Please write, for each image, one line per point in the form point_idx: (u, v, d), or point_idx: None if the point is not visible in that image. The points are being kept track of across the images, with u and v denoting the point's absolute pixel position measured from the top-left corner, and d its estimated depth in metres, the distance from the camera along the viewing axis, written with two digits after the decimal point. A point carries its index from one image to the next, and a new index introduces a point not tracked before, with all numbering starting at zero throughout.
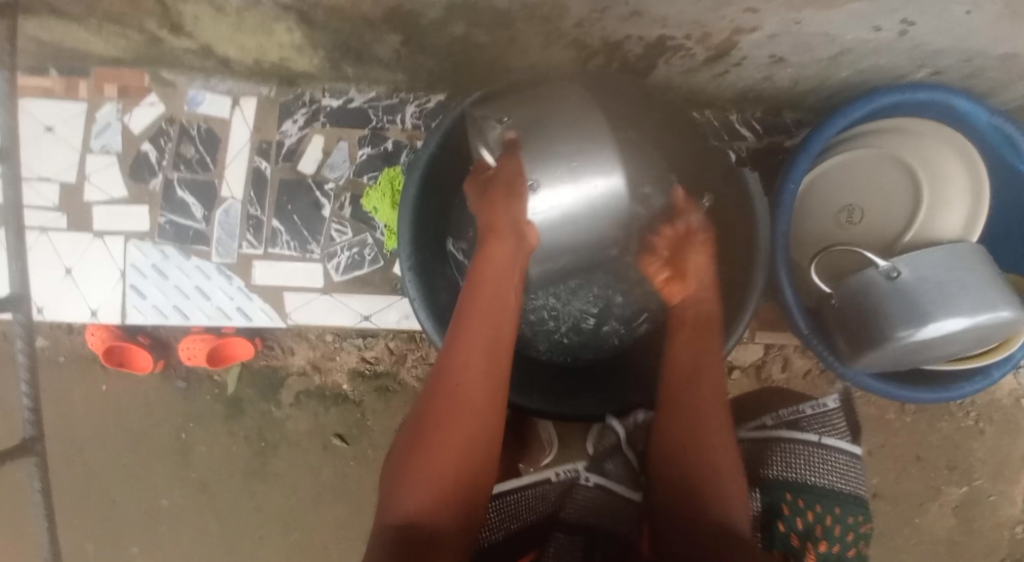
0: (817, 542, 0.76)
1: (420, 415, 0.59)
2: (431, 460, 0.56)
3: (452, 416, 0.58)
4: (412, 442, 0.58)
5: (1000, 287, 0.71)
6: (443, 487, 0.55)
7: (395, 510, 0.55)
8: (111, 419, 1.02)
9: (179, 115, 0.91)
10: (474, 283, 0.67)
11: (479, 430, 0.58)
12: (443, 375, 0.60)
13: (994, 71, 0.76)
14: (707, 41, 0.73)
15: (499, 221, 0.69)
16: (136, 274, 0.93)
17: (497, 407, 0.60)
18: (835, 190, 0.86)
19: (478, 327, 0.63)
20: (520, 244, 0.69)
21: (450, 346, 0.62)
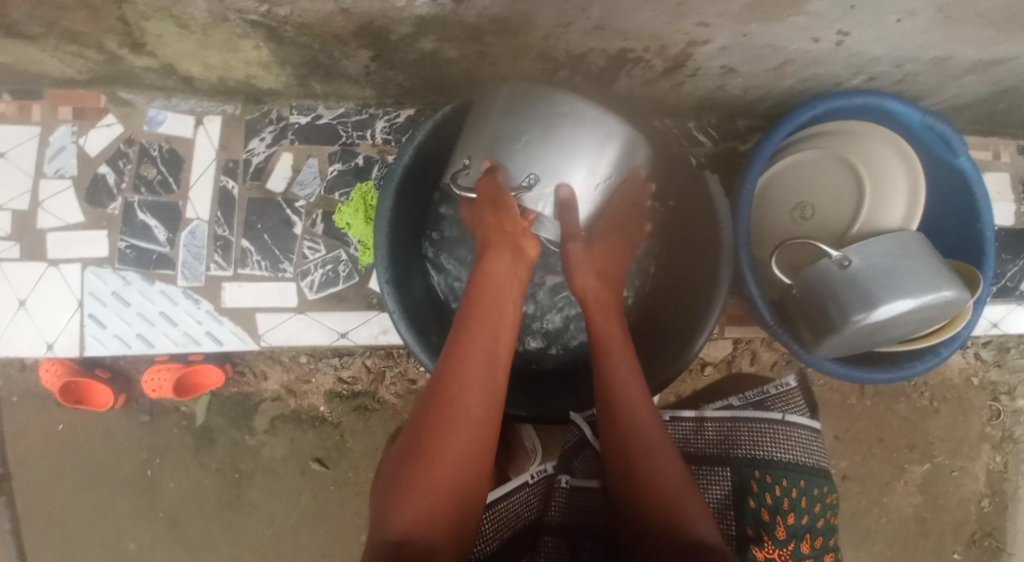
0: (785, 514, 0.80)
1: (416, 425, 0.56)
2: (428, 470, 0.53)
3: (450, 426, 0.55)
4: (410, 450, 0.55)
5: (944, 269, 0.76)
6: (437, 499, 0.53)
7: (387, 524, 0.51)
8: (70, 458, 0.96)
9: (138, 135, 0.89)
10: (472, 296, 0.65)
11: (477, 440, 0.56)
12: (440, 384, 0.58)
13: (924, 75, 0.82)
14: (665, 52, 0.76)
15: (493, 235, 0.68)
16: (94, 302, 0.90)
17: (494, 415, 0.58)
18: (788, 189, 0.91)
19: (477, 340, 0.61)
20: (516, 255, 0.68)
21: (448, 355, 0.60)
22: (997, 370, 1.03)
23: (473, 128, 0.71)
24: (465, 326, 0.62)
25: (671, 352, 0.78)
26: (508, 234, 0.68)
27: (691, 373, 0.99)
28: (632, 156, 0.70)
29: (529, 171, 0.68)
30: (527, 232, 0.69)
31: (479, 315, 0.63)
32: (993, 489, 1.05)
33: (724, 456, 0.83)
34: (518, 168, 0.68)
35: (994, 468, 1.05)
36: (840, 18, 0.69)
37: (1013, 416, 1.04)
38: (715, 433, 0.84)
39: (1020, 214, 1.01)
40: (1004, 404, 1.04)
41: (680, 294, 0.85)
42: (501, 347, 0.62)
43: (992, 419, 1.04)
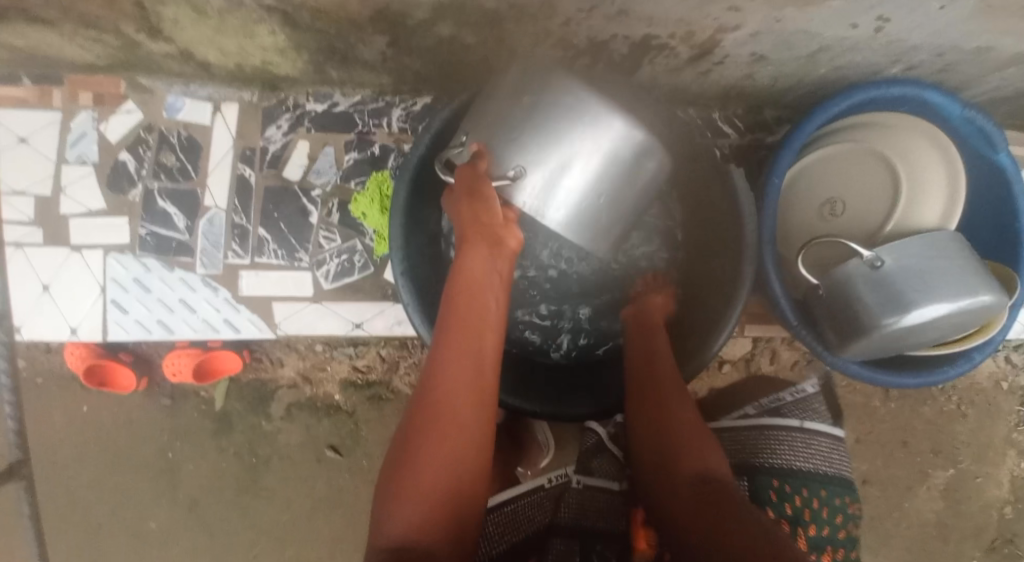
0: (806, 525, 0.81)
1: (404, 436, 0.57)
2: (415, 477, 0.55)
3: (435, 435, 0.56)
4: (398, 461, 0.56)
5: (981, 272, 0.72)
6: (427, 505, 0.54)
7: (382, 532, 0.53)
8: (92, 439, 0.98)
9: (158, 122, 0.89)
10: (451, 296, 0.63)
11: (466, 446, 0.56)
12: (425, 394, 0.58)
13: (966, 65, 0.78)
14: (691, 39, 0.74)
15: (470, 229, 0.66)
16: (116, 288, 0.90)
17: (480, 418, 0.58)
18: (818, 184, 0.87)
19: (456, 341, 0.60)
20: (497, 248, 0.66)
21: (431, 361, 0.60)
22: None
23: (477, 116, 0.68)
24: (446, 328, 0.61)
25: (690, 351, 0.77)
26: (486, 227, 0.65)
27: (708, 371, 0.96)
28: (641, 161, 0.64)
29: (512, 165, 0.65)
30: (507, 223, 0.67)
31: (458, 315, 0.62)
32: (1019, 497, 1.01)
33: (742, 465, 0.85)
34: (503, 161, 0.65)
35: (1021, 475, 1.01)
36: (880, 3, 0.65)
37: None
38: (733, 444, 0.87)
39: None
40: None
41: (701, 291, 0.83)
42: (484, 345, 0.61)
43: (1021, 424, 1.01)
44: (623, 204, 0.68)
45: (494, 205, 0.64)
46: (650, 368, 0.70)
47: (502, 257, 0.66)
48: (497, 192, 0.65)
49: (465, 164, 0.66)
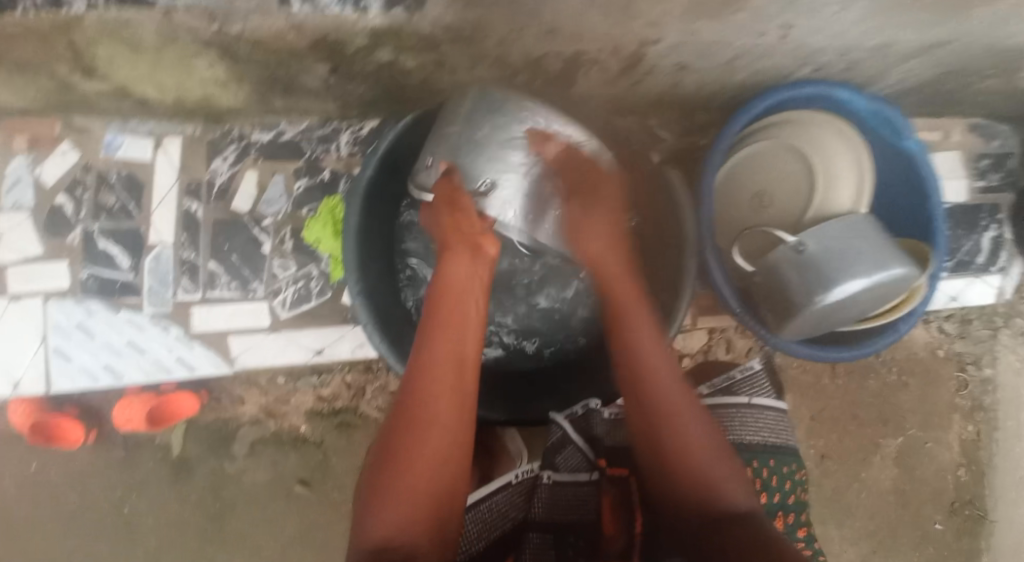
0: (757, 493, 0.80)
1: (387, 441, 0.57)
2: (400, 478, 0.55)
3: (420, 442, 0.56)
4: (381, 467, 0.56)
5: (892, 248, 0.77)
6: (412, 505, 0.54)
7: (367, 530, 0.54)
8: (42, 499, 0.93)
9: (95, 162, 0.87)
10: (433, 304, 0.63)
11: (449, 447, 0.56)
12: (407, 401, 0.58)
13: (869, 62, 0.85)
14: (620, 52, 0.78)
15: (450, 235, 0.65)
16: (59, 336, 0.87)
17: (463, 419, 0.58)
18: (747, 178, 0.92)
19: (440, 350, 0.60)
20: (477, 253, 0.64)
21: (414, 363, 0.60)
22: (962, 341, 1.06)
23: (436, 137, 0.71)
24: (429, 337, 0.61)
25: None
26: (463, 233, 0.64)
27: None
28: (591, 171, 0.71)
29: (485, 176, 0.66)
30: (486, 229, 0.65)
31: (442, 324, 0.61)
32: (968, 458, 1.07)
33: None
34: (476, 172, 0.67)
35: (967, 437, 1.07)
36: (784, 11, 0.71)
37: (980, 385, 1.07)
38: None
39: (971, 190, 1.05)
40: (971, 373, 1.07)
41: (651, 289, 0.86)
42: (468, 355, 0.61)
43: (962, 389, 1.07)
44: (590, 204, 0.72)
45: (471, 212, 0.65)
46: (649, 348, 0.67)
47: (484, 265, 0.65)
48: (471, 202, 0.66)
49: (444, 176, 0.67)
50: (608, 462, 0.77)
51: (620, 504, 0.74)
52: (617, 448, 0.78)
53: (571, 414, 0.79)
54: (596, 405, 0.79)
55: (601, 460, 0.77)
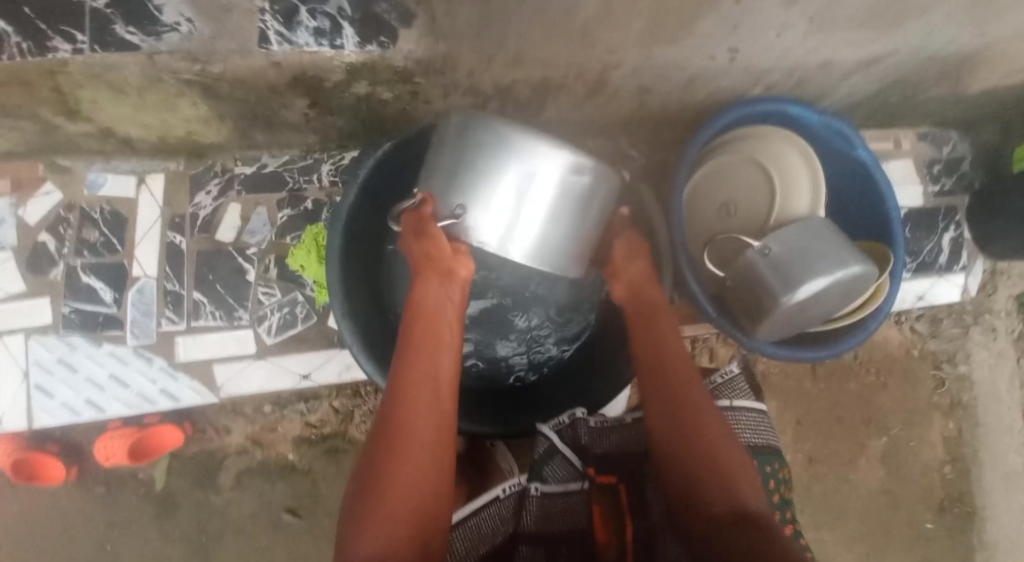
0: None
1: (368, 460, 0.60)
2: (380, 505, 0.57)
3: (400, 457, 0.59)
4: (365, 486, 0.58)
5: (851, 246, 0.81)
6: (394, 529, 0.56)
7: (349, 560, 0.55)
8: (27, 541, 0.92)
9: (79, 200, 0.89)
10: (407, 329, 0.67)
11: (426, 468, 0.59)
12: (386, 421, 0.61)
13: (817, 78, 0.91)
14: (583, 77, 0.82)
15: (420, 265, 0.69)
16: (41, 371, 0.88)
17: (440, 441, 0.61)
18: (712, 191, 0.96)
19: (413, 368, 0.63)
20: (444, 280, 0.68)
21: (390, 392, 0.63)
22: (934, 340, 1.09)
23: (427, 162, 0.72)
24: (402, 357, 0.64)
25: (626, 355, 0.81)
26: (436, 262, 0.68)
27: None
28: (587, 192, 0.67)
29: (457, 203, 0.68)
30: (458, 254, 0.69)
31: (414, 345, 0.65)
32: (953, 455, 1.09)
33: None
34: (446, 200, 0.68)
35: (950, 434, 1.09)
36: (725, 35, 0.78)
37: (957, 382, 1.09)
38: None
39: (927, 194, 1.09)
40: (947, 371, 1.09)
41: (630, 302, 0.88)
42: (441, 371, 0.64)
43: (939, 387, 1.09)
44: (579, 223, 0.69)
45: (443, 241, 0.67)
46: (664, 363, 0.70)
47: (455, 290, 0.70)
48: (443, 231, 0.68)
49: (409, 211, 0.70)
50: (597, 470, 0.76)
51: (611, 512, 0.74)
52: (604, 455, 0.78)
53: (559, 424, 0.78)
54: (582, 415, 0.78)
55: (591, 469, 0.76)
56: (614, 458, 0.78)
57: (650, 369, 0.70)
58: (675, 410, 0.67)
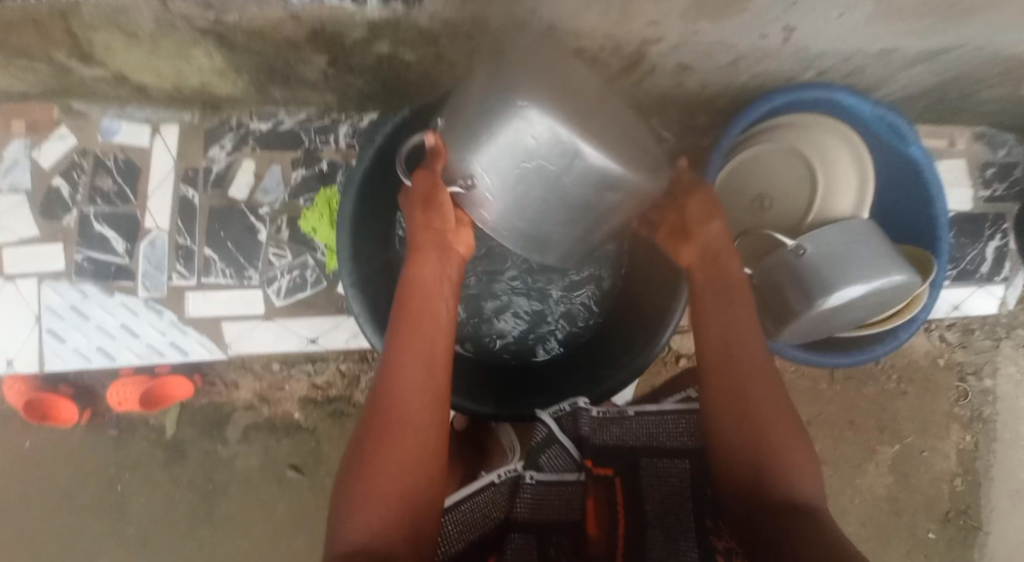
0: None
1: (357, 439, 0.58)
2: (370, 480, 0.56)
3: (391, 437, 0.57)
4: (353, 465, 0.57)
5: (894, 254, 0.76)
6: (384, 503, 0.55)
7: (341, 536, 0.55)
8: (39, 476, 0.95)
9: (93, 146, 0.87)
10: (402, 305, 0.64)
11: (420, 444, 0.58)
12: (378, 398, 0.59)
13: (874, 66, 0.85)
14: (620, 51, 0.77)
15: (421, 236, 0.67)
16: (53, 317, 0.88)
17: (433, 417, 0.59)
18: (746, 181, 0.91)
19: (407, 345, 0.61)
20: (444, 254, 0.67)
21: (384, 366, 0.61)
22: (963, 351, 1.06)
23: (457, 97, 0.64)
24: (397, 333, 0.62)
25: (639, 344, 0.79)
26: (436, 233, 0.67)
27: (666, 363, 1.02)
28: (603, 196, 0.61)
29: (468, 173, 0.62)
30: (457, 230, 0.68)
31: (410, 321, 0.63)
32: (965, 468, 1.07)
33: (684, 448, 0.76)
34: (457, 167, 0.63)
35: (966, 448, 1.07)
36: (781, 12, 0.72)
37: (981, 395, 1.06)
38: (675, 427, 0.79)
39: (976, 199, 1.04)
40: (971, 385, 1.06)
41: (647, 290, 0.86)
42: (436, 352, 0.62)
43: (962, 400, 1.06)
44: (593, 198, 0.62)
45: (449, 209, 0.65)
46: (729, 333, 0.64)
47: (451, 264, 0.68)
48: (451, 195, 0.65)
49: (423, 167, 0.66)
50: (595, 461, 0.76)
51: (605, 504, 0.74)
52: (602, 447, 0.77)
53: (559, 411, 0.77)
54: (585, 405, 0.77)
55: (588, 460, 0.76)
56: (612, 450, 0.78)
57: (710, 336, 0.65)
58: (734, 388, 0.62)
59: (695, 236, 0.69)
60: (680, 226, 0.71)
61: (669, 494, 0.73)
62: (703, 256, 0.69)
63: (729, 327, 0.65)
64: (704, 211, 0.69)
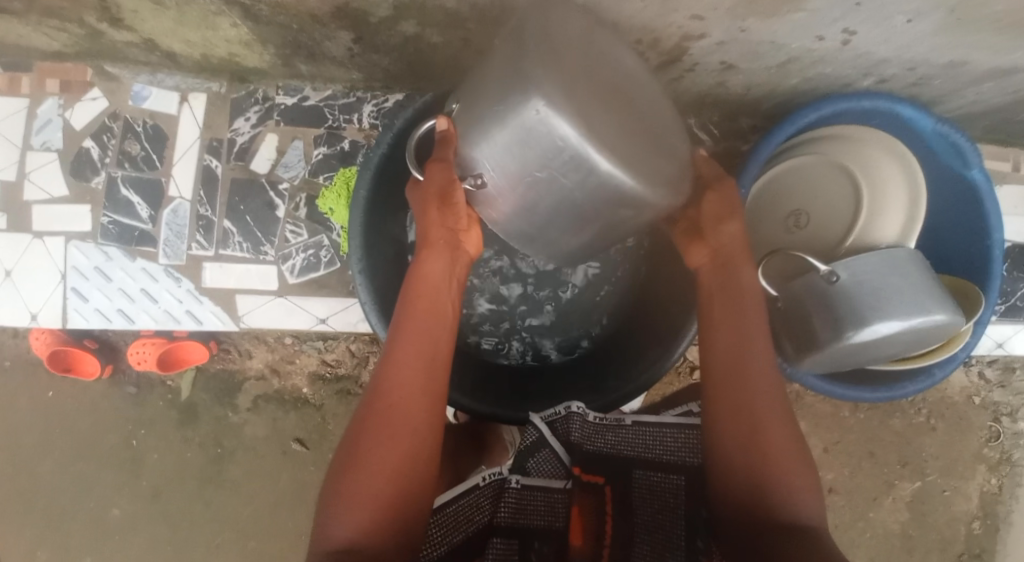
0: None
1: (351, 436, 0.57)
2: (363, 480, 0.55)
3: (387, 439, 0.56)
4: (346, 463, 0.56)
5: (937, 291, 0.71)
6: (376, 504, 0.54)
7: (330, 533, 0.54)
8: (59, 425, 0.98)
9: (123, 110, 0.89)
10: (408, 302, 0.63)
11: (417, 445, 0.57)
12: (376, 397, 0.58)
13: (939, 79, 0.78)
14: (658, 46, 0.73)
15: (433, 232, 0.65)
16: (77, 276, 0.90)
17: (431, 420, 0.58)
18: (785, 194, 0.86)
19: (410, 346, 0.60)
20: (454, 254, 0.66)
21: (384, 364, 0.60)
22: (1001, 391, 1.02)
23: (469, 84, 0.60)
24: (401, 331, 0.61)
25: (650, 358, 0.77)
26: (449, 232, 0.65)
27: (679, 375, 1.00)
28: (619, 206, 0.58)
29: (478, 171, 0.60)
30: (469, 231, 0.67)
31: (415, 322, 0.61)
32: (986, 512, 1.04)
33: (681, 463, 0.74)
34: (468, 161, 0.60)
35: (990, 490, 1.03)
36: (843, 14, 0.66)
37: (1013, 438, 1.03)
38: (674, 440, 0.76)
39: None
40: (1004, 425, 1.02)
41: (667, 301, 0.83)
42: (438, 353, 0.61)
43: (992, 440, 1.03)
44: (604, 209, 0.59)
45: (460, 209, 0.63)
46: (738, 358, 0.62)
47: (458, 264, 0.67)
48: (464, 190, 0.62)
49: (436, 157, 0.61)
50: (583, 469, 0.75)
51: (591, 513, 0.72)
52: (595, 454, 0.76)
53: (554, 415, 0.77)
54: (578, 408, 0.77)
55: (576, 467, 0.75)
56: (606, 459, 0.76)
57: (717, 360, 0.63)
58: (741, 416, 0.60)
59: (709, 237, 0.66)
60: (694, 224, 0.67)
61: (660, 508, 0.71)
62: (717, 262, 0.66)
63: (742, 352, 0.62)
64: (720, 211, 0.65)
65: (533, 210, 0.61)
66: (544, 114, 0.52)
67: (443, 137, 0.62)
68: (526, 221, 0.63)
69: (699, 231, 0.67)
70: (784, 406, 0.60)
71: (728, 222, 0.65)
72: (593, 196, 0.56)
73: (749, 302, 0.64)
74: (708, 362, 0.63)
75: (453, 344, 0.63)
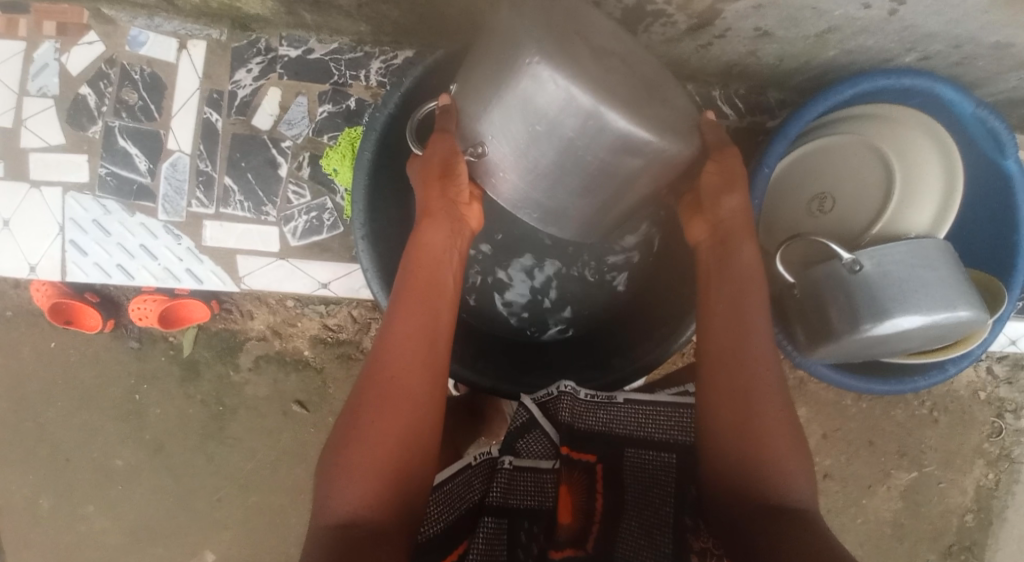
0: None
1: (349, 409, 0.55)
2: (363, 455, 0.52)
3: (386, 411, 0.53)
4: (343, 437, 0.54)
5: (963, 286, 0.68)
6: (374, 480, 0.52)
7: (329, 508, 0.52)
8: (61, 375, 0.98)
9: (120, 56, 0.85)
10: (407, 274, 0.60)
11: (416, 419, 0.54)
12: (375, 370, 0.55)
13: (984, 60, 0.74)
14: (689, 8, 0.68)
15: (433, 203, 0.62)
16: (75, 228, 0.88)
17: (432, 395, 0.56)
18: (810, 176, 0.82)
19: (410, 318, 0.57)
20: (456, 226, 0.63)
21: (382, 337, 0.57)
22: (1007, 387, 1.00)
23: (472, 53, 0.58)
24: (399, 303, 0.58)
25: (658, 338, 0.77)
26: (451, 204, 0.62)
27: (683, 355, 1.01)
28: (626, 168, 0.55)
29: (480, 139, 0.58)
30: (470, 204, 0.64)
31: (415, 295, 0.58)
32: (980, 506, 1.03)
33: (671, 442, 0.72)
34: (471, 130, 0.58)
35: (986, 485, 1.03)
36: None
37: (1014, 435, 1.01)
38: (666, 419, 0.73)
39: None
40: (1007, 422, 1.01)
41: (680, 282, 0.81)
42: (438, 327, 0.58)
43: (993, 436, 1.01)
44: (609, 176, 0.56)
45: (462, 181, 0.60)
46: (735, 345, 0.59)
47: (460, 236, 0.64)
48: (466, 161, 0.59)
49: (439, 128, 0.59)
50: (571, 447, 0.73)
51: (581, 494, 0.73)
52: (585, 433, 0.74)
53: (545, 396, 0.76)
54: (569, 388, 0.74)
55: (564, 447, 0.73)
56: (597, 436, 0.74)
57: (716, 344, 0.60)
58: (739, 401, 0.57)
59: (707, 210, 0.64)
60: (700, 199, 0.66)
61: (650, 485, 0.70)
62: (717, 240, 0.64)
63: (743, 339, 0.59)
64: (718, 183, 0.62)
65: (535, 178, 0.58)
66: (546, 71, 0.50)
67: (444, 110, 0.60)
68: (529, 193, 0.60)
69: (703, 205, 0.65)
70: (785, 392, 0.58)
71: (741, 202, 0.63)
72: (598, 157, 0.54)
73: (754, 284, 0.61)
74: (706, 347, 0.61)
75: (454, 319, 0.60)
